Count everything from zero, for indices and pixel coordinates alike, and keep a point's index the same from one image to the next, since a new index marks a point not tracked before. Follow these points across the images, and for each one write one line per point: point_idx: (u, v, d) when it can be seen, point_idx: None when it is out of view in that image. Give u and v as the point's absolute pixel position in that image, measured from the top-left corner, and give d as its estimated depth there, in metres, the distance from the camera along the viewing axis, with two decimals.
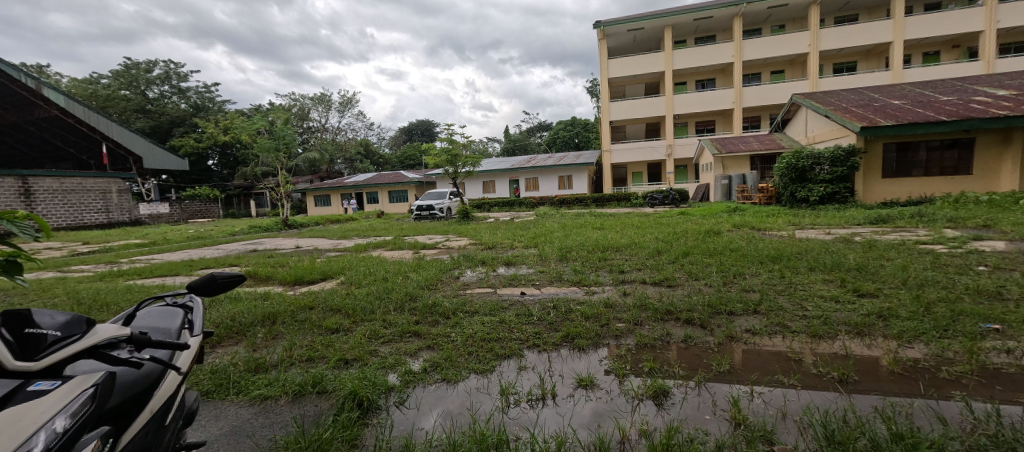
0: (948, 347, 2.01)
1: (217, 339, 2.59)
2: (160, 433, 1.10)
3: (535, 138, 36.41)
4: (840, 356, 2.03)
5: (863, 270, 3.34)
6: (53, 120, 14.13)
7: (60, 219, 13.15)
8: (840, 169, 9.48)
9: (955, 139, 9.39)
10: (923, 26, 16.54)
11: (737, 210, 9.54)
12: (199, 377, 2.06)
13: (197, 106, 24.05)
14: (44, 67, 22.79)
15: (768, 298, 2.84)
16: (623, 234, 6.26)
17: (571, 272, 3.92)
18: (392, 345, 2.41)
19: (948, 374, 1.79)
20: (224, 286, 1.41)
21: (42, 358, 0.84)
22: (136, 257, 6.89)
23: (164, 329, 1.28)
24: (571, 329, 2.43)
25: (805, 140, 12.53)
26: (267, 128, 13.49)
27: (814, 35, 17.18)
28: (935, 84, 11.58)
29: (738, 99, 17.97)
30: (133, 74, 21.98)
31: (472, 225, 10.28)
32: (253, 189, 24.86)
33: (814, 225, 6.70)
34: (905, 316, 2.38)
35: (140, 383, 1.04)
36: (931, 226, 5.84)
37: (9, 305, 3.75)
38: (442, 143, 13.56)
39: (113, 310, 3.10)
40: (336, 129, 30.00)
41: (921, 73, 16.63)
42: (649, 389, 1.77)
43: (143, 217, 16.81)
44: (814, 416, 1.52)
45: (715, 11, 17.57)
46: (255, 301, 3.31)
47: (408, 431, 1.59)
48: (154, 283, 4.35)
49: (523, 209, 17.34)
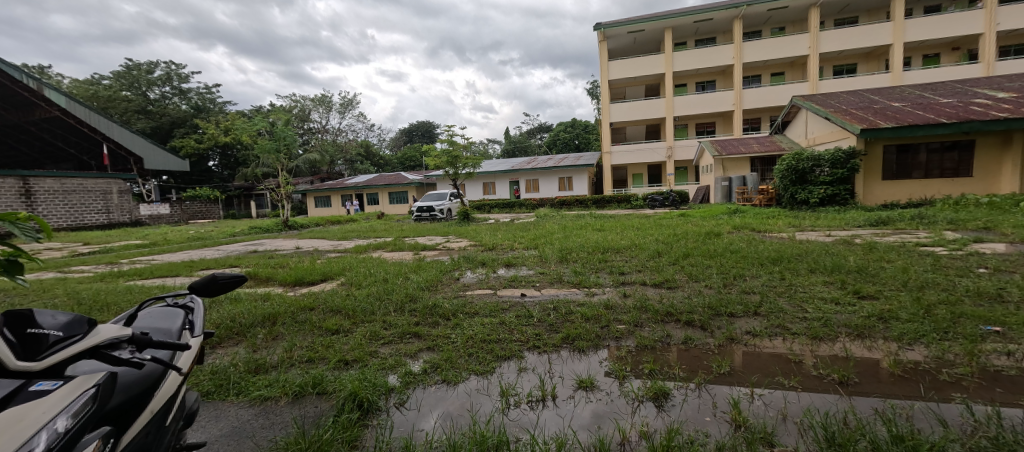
0: (949, 349, 2.01)
1: (217, 340, 2.59)
2: (161, 433, 1.10)
3: (535, 139, 36.47)
4: (841, 358, 2.03)
5: (864, 272, 3.34)
6: (54, 121, 14.15)
7: (61, 220, 13.17)
8: (840, 171, 9.48)
9: (955, 141, 9.41)
10: (923, 29, 16.56)
11: (737, 212, 9.55)
12: (199, 377, 2.06)
13: (198, 107, 24.10)
14: (45, 68, 22.84)
15: (768, 299, 2.84)
16: (622, 235, 6.26)
17: (572, 273, 3.92)
18: (393, 346, 2.41)
19: (948, 377, 1.79)
20: (225, 287, 1.41)
21: (42, 358, 0.84)
22: (136, 257, 6.90)
23: (164, 330, 1.28)
24: (571, 331, 2.43)
25: (805, 142, 12.53)
26: (268, 129, 13.52)
27: (814, 38, 17.22)
28: (935, 86, 11.60)
29: (739, 101, 17.99)
30: (135, 75, 22.03)
31: (471, 226, 10.27)
32: (254, 190, 24.87)
33: (814, 227, 6.70)
34: (906, 318, 2.38)
35: (141, 383, 1.04)
36: (932, 228, 5.83)
37: (9, 305, 3.76)
38: (442, 145, 13.57)
39: (114, 311, 3.10)
40: (336, 130, 30.04)
41: (921, 75, 16.65)
42: (649, 391, 1.77)
43: (143, 217, 16.82)
44: (815, 418, 1.52)
45: (715, 13, 17.59)
46: (255, 302, 3.31)
47: (408, 432, 1.59)
48: (155, 283, 4.36)
49: (523, 210, 17.35)
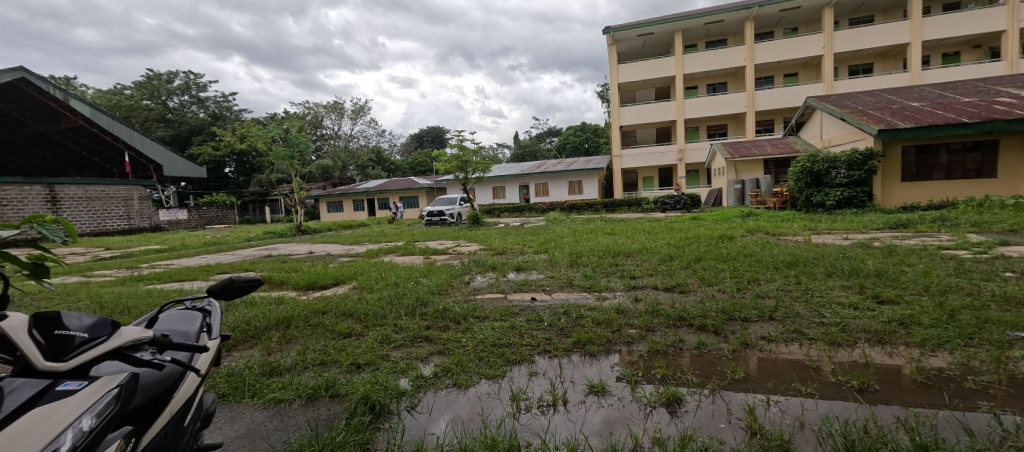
0: (974, 356, 1.95)
1: (233, 343, 2.64)
2: (179, 434, 1.12)
3: (545, 143, 36.67)
4: (860, 364, 1.98)
5: (883, 276, 3.25)
6: (79, 130, 14.48)
7: (85, 225, 13.55)
8: (858, 172, 9.29)
9: (977, 142, 9.17)
10: (941, 27, 16.25)
11: (752, 215, 9.35)
12: (216, 379, 2.10)
13: (215, 115, 24.72)
14: (71, 79, 23.72)
15: (783, 304, 2.79)
16: (633, 239, 6.22)
17: (582, 278, 3.90)
18: (404, 350, 2.42)
19: (974, 384, 1.73)
20: (241, 290, 1.42)
21: (68, 359, 0.87)
22: (154, 262, 7.07)
23: (183, 332, 1.31)
24: (582, 335, 2.42)
25: (820, 143, 12.35)
26: (282, 136, 13.83)
27: (828, 38, 16.95)
28: (955, 85, 11.34)
29: (751, 103, 17.78)
30: (155, 85, 22.72)
31: (482, 230, 10.30)
32: (268, 195, 25.37)
33: (831, 230, 6.58)
34: (928, 324, 2.31)
35: (160, 383, 1.06)
36: (955, 230, 5.71)
37: (36, 308, 3.90)
38: (452, 150, 13.60)
39: (135, 313, 3.19)
40: (348, 136, 30.53)
41: (940, 74, 16.28)
42: (662, 396, 1.75)
43: (162, 223, 17.28)
44: (833, 426, 1.49)
45: (726, 14, 17.49)
46: (270, 305, 3.36)
47: (419, 436, 1.59)
48: (174, 287, 4.47)
49: (533, 214, 17.34)
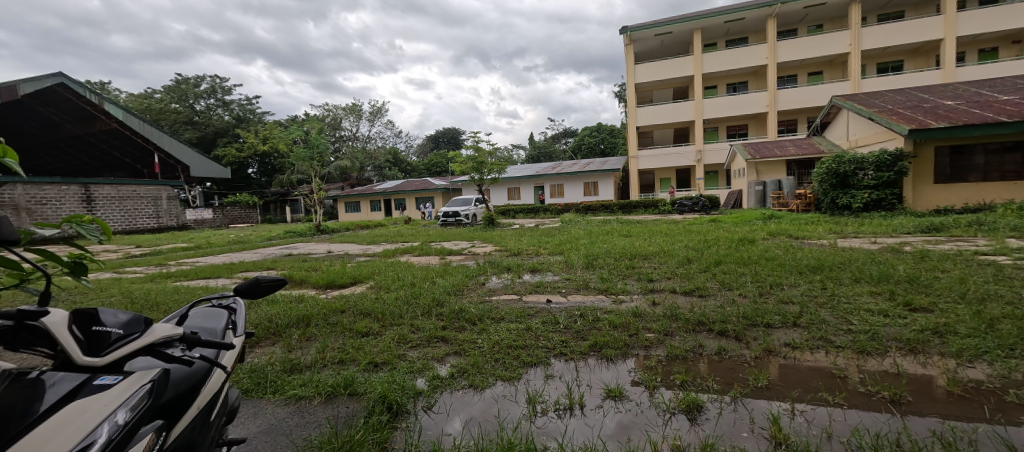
0: (1016, 368, 1.85)
1: (256, 340, 2.71)
2: (205, 429, 1.14)
3: (560, 144, 36.60)
4: (891, 374, 1.91)
5: (915, 282, 3.12)
6: (112, 132, 15.09)
7: (116, 224, 14.10)
8: (887, 174, 8.96)
9: (1016, 142, 8.74)
10: (977, 22, 15.58)
11: (773, 218, 9.12)
12: (239, 375, 2.16)
13: (239, 117, 25.49)
14: (106, 83, 24.82)
15: (809, 310, 2.69)
16: (650, 241, 6.15)
17: (598, 280, 3.86)
18: (420, 350, 2.44)
19: (1016, 398, 1.64)
20: (265, 289, 1.45)
21: (105, 354, 0.90)
22: (181, 259, 7.32)
23: (210, 329, 1.35)
24: (598, 339, 2.39)
25: (846, 143, 11.95)
26: (302, 138, 14.12)
27: (855, 34, 16.43)
28: (993, 82, 10.84)
29: (773, 103, 17.34)
30: (183, 89, 23.58)
31: (497, 231, 10.32)
32: (289, 195, 26.00)
33: (858, 233, 6.37)
34: (965, 333, 2.21)
35: (187, 380, 1.09)
36: (991, 235, 5.46)
37: (71, 303, 4.09)
38: (468, 151, 13.68)
39: (163, 309, 3.30)
40: (366, 137, 31.05)
41: (976, 71, 15.60)
42: (682, 403, 1.71)
43: (189, 222, 17.88)
44: (864, 438, 1.44)
45: (747, 12, 17.14)
46: (290, 303, 3.44)
47: (435, 436, 1.60)
48: (199, 284, 4.63)
49: (548, 215, 17.28)
